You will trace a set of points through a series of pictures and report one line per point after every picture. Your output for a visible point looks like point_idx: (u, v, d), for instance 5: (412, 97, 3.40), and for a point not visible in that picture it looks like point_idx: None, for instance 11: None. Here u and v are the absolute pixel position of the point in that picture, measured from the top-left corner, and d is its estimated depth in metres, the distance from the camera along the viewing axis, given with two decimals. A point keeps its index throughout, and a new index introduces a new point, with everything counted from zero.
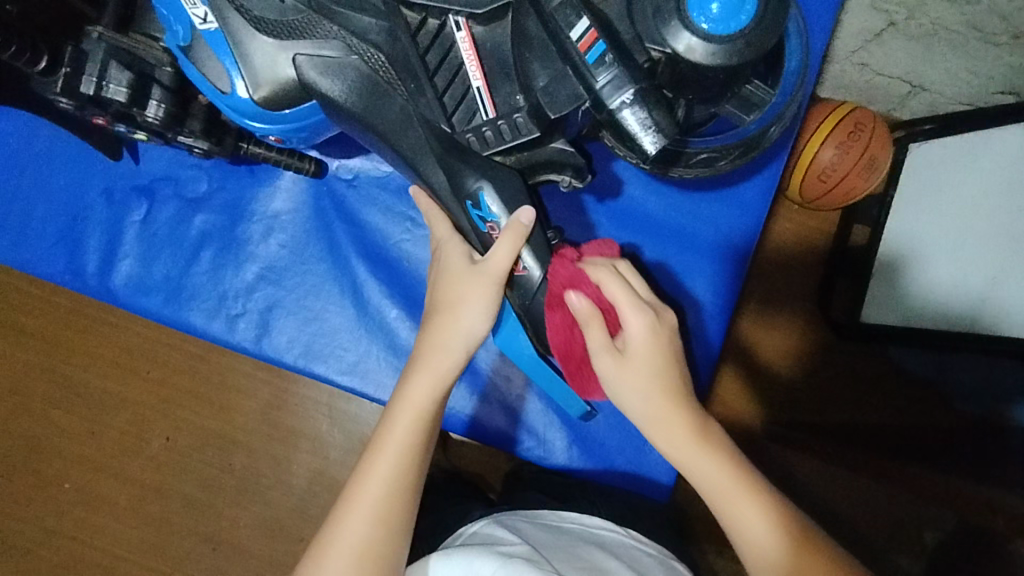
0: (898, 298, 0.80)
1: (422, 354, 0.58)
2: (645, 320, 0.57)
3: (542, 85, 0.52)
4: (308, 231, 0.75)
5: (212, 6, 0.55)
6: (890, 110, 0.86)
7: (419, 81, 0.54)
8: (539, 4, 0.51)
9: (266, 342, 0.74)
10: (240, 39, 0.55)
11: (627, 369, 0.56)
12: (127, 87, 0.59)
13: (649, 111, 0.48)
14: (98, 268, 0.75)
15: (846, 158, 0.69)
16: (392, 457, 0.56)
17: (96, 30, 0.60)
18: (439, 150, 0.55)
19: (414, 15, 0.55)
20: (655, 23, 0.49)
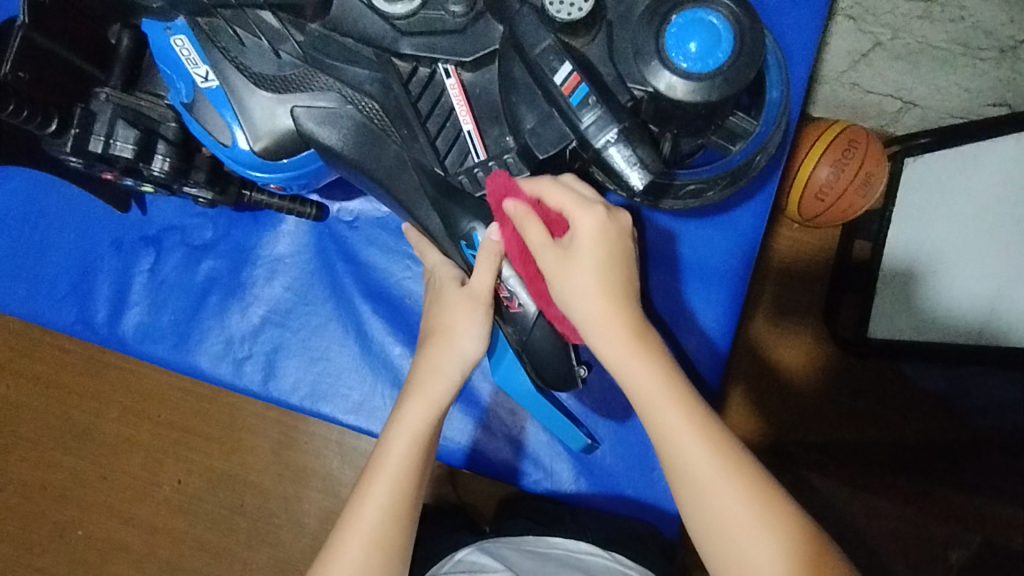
0: (906, 312, 0.80)
1: (418, 382, 0.58)
2: (595, 218, 0.52)
3: (531, 124, 0.53)
4: (311, 272, 0.76)
5: (212, 65, 0.57)
6: (883, 126, 0.88)
7: (411, 127, 0.56)
8: (522, 50, 0.51)
9: (272, 384, 0.75)
10: (240, 94, 0.57)
11: (571, 265, 0.52)
12: (133, 144, 0.62)
13: (634, 149, 0.50)
14: (108, 317, 0.76)
15: (842, 175, 0.74)
16: (388, 480, 0.56)
17: (105, 90, 0.62)
18: (433, 194, 0.58)
19: (405, 66, 0.56)
20: (637, 64, 0.50)
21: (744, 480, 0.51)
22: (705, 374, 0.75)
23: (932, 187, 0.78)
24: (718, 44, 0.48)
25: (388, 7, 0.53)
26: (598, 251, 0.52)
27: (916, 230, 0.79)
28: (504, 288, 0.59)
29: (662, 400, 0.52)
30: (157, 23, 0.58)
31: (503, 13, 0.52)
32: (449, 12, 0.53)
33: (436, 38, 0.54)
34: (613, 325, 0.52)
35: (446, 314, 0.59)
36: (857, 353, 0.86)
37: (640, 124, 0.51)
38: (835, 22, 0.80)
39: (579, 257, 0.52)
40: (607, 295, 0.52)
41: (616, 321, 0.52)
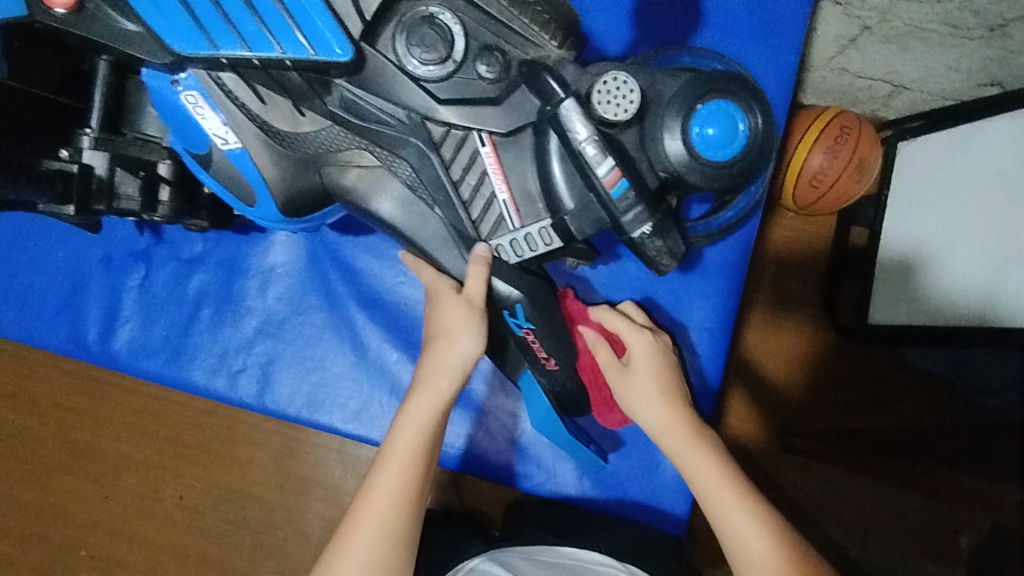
0: (907, 297, 0.79)
1: (422, 379, 0.58)
2: (647, 341, 0.64)
3: (571, 205, 0.55)
4: (305, 281, 0.75)
5: (232, 126, 0.54)
6: (874, 110, 0.85)
7: (447, 195, 0.56)
8: (564, 134, 0.53)
9: (268, 396, 0.74)
10: (263, 155, 0.55)
11: (633, 377, 0.63)
12: (140, 195, 0.56)
13: (664, 239, 0.55)
14: (99, 335, 0.75)
15: (836, 162, 0.74)
16: (395, 474, 0.55)
17: (90, 133, 0.55)
18: (458, 240, 0.58)
19: (437, 128, 0.55)
20: (665, 154, 0.54)
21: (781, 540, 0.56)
22: (702, 373, 0.75)
23: (924, 168, 0.78)
24: (733, 141, 0.53)
25: (423, 72, 0.53)
26: (653, 357, 0.64)
27: (913, 216, 0.78)
28: (533, 335, 0.59)
29: (706, 468, 0.59)
30: (163, 74, 0.53)
31: (545, 93, 0.53)
32: (482, 75, 0.54)
33: (473, 105, 0.54)
34: (668, 412, 0.61)
35: (444, 312, 0.58)
36: (859, 339, 0.86)
37: (666, 209, 0.56)
38: (822, 7, 0.81)
39: (641, 366, 0.63)
40: (661, 388, 0.62)
41: (670, 411, 0.62)
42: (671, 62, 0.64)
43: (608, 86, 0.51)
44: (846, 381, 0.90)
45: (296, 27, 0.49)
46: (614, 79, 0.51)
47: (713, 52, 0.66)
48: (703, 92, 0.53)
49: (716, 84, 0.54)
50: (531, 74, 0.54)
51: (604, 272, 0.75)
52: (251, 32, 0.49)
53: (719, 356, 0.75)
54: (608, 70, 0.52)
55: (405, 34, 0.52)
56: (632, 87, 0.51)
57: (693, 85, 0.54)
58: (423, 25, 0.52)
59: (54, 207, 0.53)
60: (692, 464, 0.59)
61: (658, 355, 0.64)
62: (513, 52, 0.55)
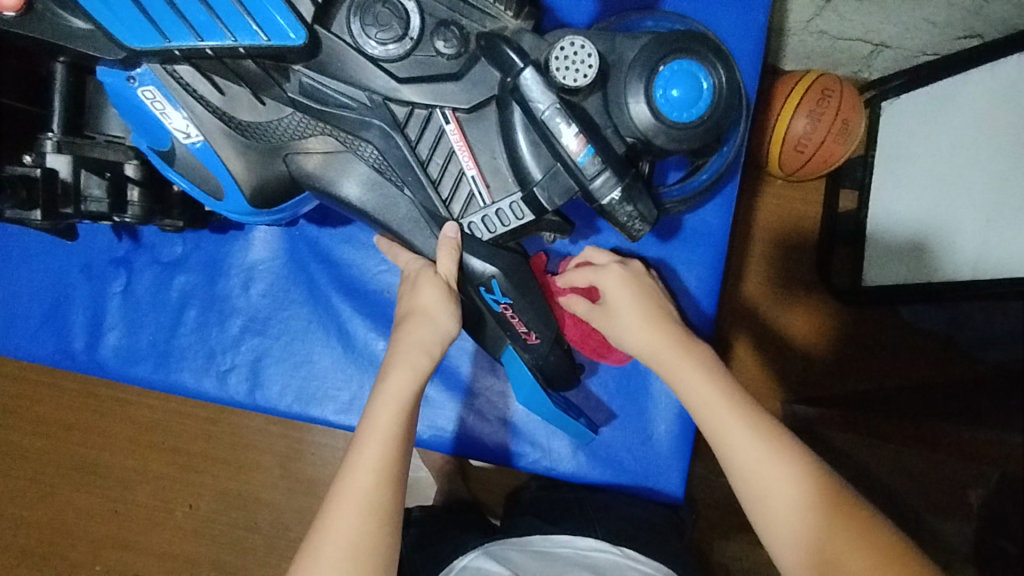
0: (892, 257, 0.79)
1: (400, 351, 0.57)
2: (616, 274, 0.63)
3: (541, 177, 0.55)
4: (287, 275, 0.75)
5: (194, 121, 0.54)
6: (857, 72, 0.87)
7: (415, 175, 0.56)
8: (524, 102, 0.52)
9: (260, 393, 0.74)
10: (226, 147, 0.55)
11: (613, 315, 0.62)
12: (106, 195, 0.56)
13: (635, 204, 0.54)
14: (87, 344, 0.75)
15: (819, 125, 0.74)
16: (377, 445, 0.54)
17: (51, 137, 0.54)
18: (428, 219, 0.58)
19: (400, 109, 0.55)
20: (629, 117, 0.54)
21: (815, 484, 0.50)
22: (694, 341, 0.75)
23: (910, 124, 0.78)
24: (698, 100, 0.52)
25: (381, 52, 0.52)
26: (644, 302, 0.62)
27: (897, 179, 0.79)
28: (512, 310, 0.59)
29: (727, 413, 0.54)
30: (118, 70, 0.53)
31: (503, 64, 0.53)
32: (441, 53, 0.53)
33: (433, 83, 0.54)
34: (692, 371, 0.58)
35: (417, 289, 0.58)
36: (854, 301, 0.86)
37: (636, 173, 0.55)
38: None
39: (625, 308, 0.62)
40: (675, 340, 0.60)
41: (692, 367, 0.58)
42: (633, 27, 0.63)
43: (566, 53, 0.51)
44: (844, 346, 0.90)
45: (246, 13, 0.48)
46: (571, 45, 0.51)
47: (674, 13, 0.65)
48: (665, 52, 0.53)
49: (678, 44, 0.53)
50: (489, 49, 0.53)
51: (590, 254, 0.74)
52: (201, 22, 0.49)
53: (709, 321, 0.75)
54: (565, 37, 0.52)
55: (359, 14, 0.52)
56: (590, 52, 0.51)
57: (653, 45, 0.53)
58: (377, 4, 0.52)
59: (18, 213, 0.53)
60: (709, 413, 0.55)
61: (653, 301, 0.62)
62: (471, 27, 0.54)
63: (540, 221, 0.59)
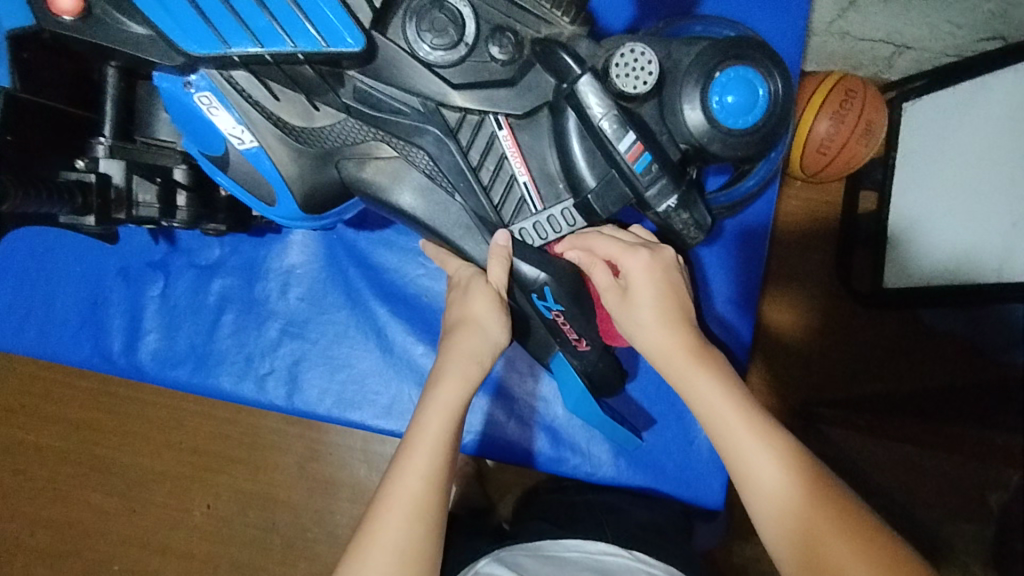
0: (917, 260, 0.78)
1: (448, 360, 0.57)
2: (641, 260, 0.56)
3: (596, 184, 0.54)
4: (324, 280, 0.75)
5: (248, 125, 0.54)
6: (879, 72, 0.85)
7: (467, 181, 0.55)
8: (581, 109, 0.52)
9: (297, 396, 0.74)
10: (278, 152, 0.55)
11: (630, 305, 0.56)
12: (157, 200, 0.55)
13: (690, 212, 0.54)
14: (124, 346, 0.75)
15: (842, 128, 0.73)
16: (427, 453, 0.53)
17: (103, 142, 0.55)
18: (479, 225, 0.57)
19: (453, 114, 0.54)
20: (685, 125, 0.54)
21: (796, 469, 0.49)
22: (731, 345, 0.75)
23: (935, 125, 0.77)
24: (753, 108, 0.52)
25: (435, 57, 0.52)
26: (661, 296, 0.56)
27: (918, 182, 0.78)
28: (564, 317, 0.59)
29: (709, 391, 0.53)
30: (174, 75, 0.52)
31: (558, 68, 0.52)
32: (495, 58, 0.53)
33: (487, 89, 0.54)
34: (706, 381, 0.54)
35: (469, 296, 0.58)
36: (874, 304, 0.86)
37: (690, 180, 0.55)
38: None
39: (642, 298, 0.56)
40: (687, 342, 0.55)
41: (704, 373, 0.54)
42: (683, 31, 0.63)
43: (626, 59, 0.51)
44: (862, 351, 0.90)
45: (307, 19, 0.48)
46: (631, 51, 0.51)
47: (724, 18, 0.64)
48: (721, 58, 0.52)
49: (734, 50, 0.53)
50: (545, 54, 0.53)
51: None
52: (261, 28, 0.48)
53: (747, 326, 0.75)
54: (626, 43, 0.51)
55: (414, 19, 0.51)
56: (649, 58, 0.51)
57: (710, 51, 0.53)
58: (434, 9, 0.51)
59: (73, 218, 0.53)
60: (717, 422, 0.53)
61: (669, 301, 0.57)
62: (525, 32, 0.53)
63: (588, 228, 0.58)
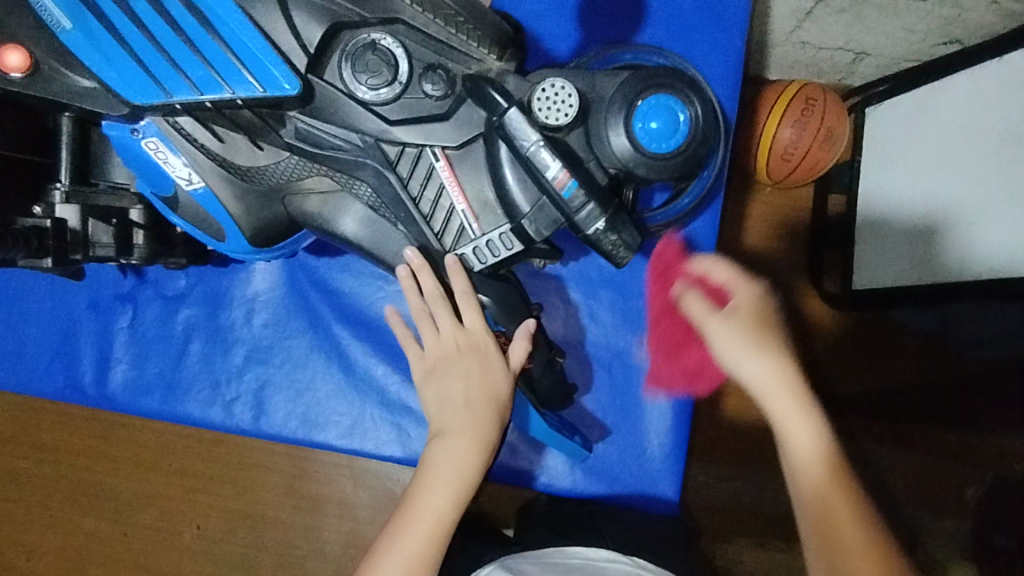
0: (879, 261, 0.80)
1: (460, 431, 0.63)
2: (751, 290, 0.58)
3: (528, 210, 0.57)
4: (288, 306, 0.77)
5: (195, 168, 0.56)
6: (841, 78, 0.91)
7: (407, 211, 0.58)
8: (510, 139, 0.55)
9: (264, 420, 0.77)
10: (223, 189, 0.57)
11: (724, 325, 0.56)
12: (114, 240, 0.58)
13: (618, 233, 0.57)
14: (95, 378, 0.77)
15: (805, 133, 0.76)
16: (426, 519, 0.60)
17: (60, 188, 0.56)
18: (423, 254, 0.60)
19: (392, 149, 0.57)
20: (611, 150, 0.56)
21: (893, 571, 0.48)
22: None
23: (898, 125, 0.79)
24: (674, 133, 0.55)
25: (372, 96, 0.55)
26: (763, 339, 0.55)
27: (884, 176, 0.80)
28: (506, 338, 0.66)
29: (811, 459, 0.52)
30: (122, 123, 0.55)
31: (487, 101, 0.55)
32: (428, 94, 0.56)
33: (423, 123, 0.56)
34: (811, 445, 0.52)
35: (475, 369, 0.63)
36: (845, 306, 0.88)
37: (619, 203, 0.58)
38: None
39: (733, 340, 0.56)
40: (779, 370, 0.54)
41: (818, 447, 0.53)
42: (612, 62, 0.66)
43: (547, 93, 0.53)
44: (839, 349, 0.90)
45: (242, 66, 0.51)
46: (552, 85, 0.53)
47: (652, 45, 0.68)
48: (644, 86, 0.55)
49: (654, 79, 0.56)
50: (475, 90, 0.55)
51: (583, 293, 0.76)
52: (199, 76, 0.51)
53: None
54: (546, 78, 0.54)
55: (349, 62, 0.54)
56: (570, 90, 0.53)
57: (632, 80, 0.55)
58: (366, 51, 0.54)
59: (31, 261, 0.55)
60: (802, 489, 0.52)
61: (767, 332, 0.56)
62: (457, 69, 0.56)
63: (527, 250, 0.61)
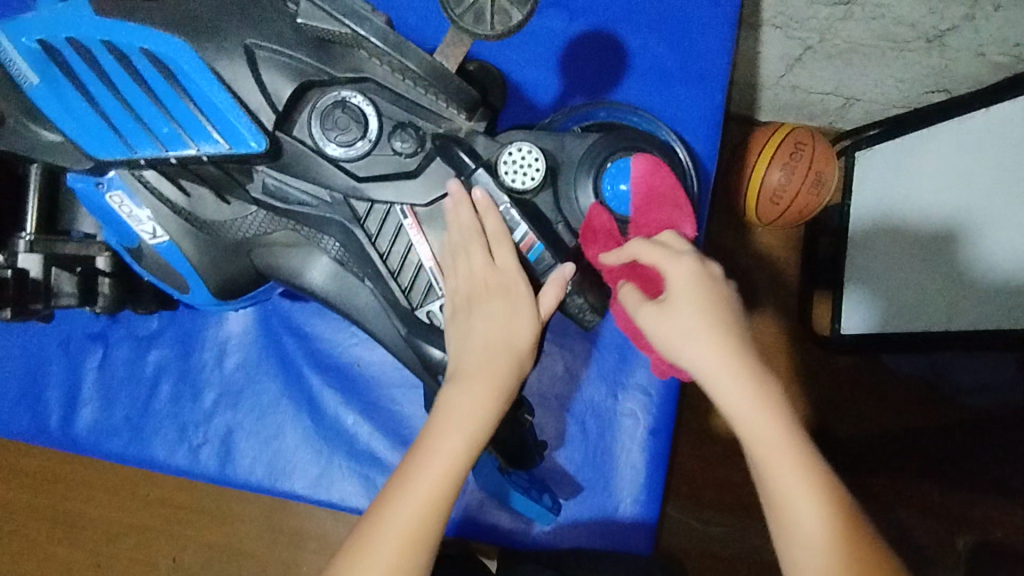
0: (869, 300, 0.80)
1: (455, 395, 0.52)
2: (685, 267, 0.49)
3: None
4: (260, 351, 0.76)
5: (159, 222, 0.57)
6: (833, 121, 0.92)
7: (375, 268, 0.57)
8: (478, 202, 0.54)
9: (229, 467, 0.75)
10: (188, 243, 0.58)
11: (659, 313, 0.49)
12: (77, 290, 0.58)
13: (585, 297, 0.57)
14: (61, 419, 0.76)
15: (794, 176, 0.76)
16: (413, 509, 0.48)
17: (25, 237, 0.57)
18: (392, 309, 0.59)
19: (361, 206, 0.56)
20: (581, 212, 0.55)
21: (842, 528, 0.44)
22: (654, 414, 0.75)
23: (890, 166, 0.79)
24: (643, 199, 0.54)
25: (341, 153, 0.53)
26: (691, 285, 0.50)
27: (874, 215, 0.79)
28: None
29: (755, 413, 0.46)
30: (87, 177, 0.56)
31: (456, 161, 0.54)
32: (398, 150, 0.54)
33: (391, 181, 0.55)
34: (818, 517, 0.44)
35: (479, 328, 0.53)
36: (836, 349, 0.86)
37: (586, 264, 0.58)
38: (764, 32, 0.78)
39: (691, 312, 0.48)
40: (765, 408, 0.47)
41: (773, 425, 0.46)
42: (588, 119, 0.67)
43: (513, 157, 0.53)
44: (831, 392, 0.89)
45: (207, 121, 0.51)
46: (519, 149, 0.53)
47: (627, 104, 0.69)
48: (614, 150, 0.55)
49: (624, 143, 0.55)
50: (445, 150, 0.54)
51: (557, 345, 0.75)
52: (166, 133, 0.52)
53: (673, 390, 0.75)
54: (514, 142, 0.54)
55: (319, 118, 0.53)
56: (537, 155, 0.53)
57: (603, 143, 0.55)
58: (336, 108, 0.53)
59: None
60: (761, 467, 0.46)
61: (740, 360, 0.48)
62: (428, 126, 0.56)
63: None
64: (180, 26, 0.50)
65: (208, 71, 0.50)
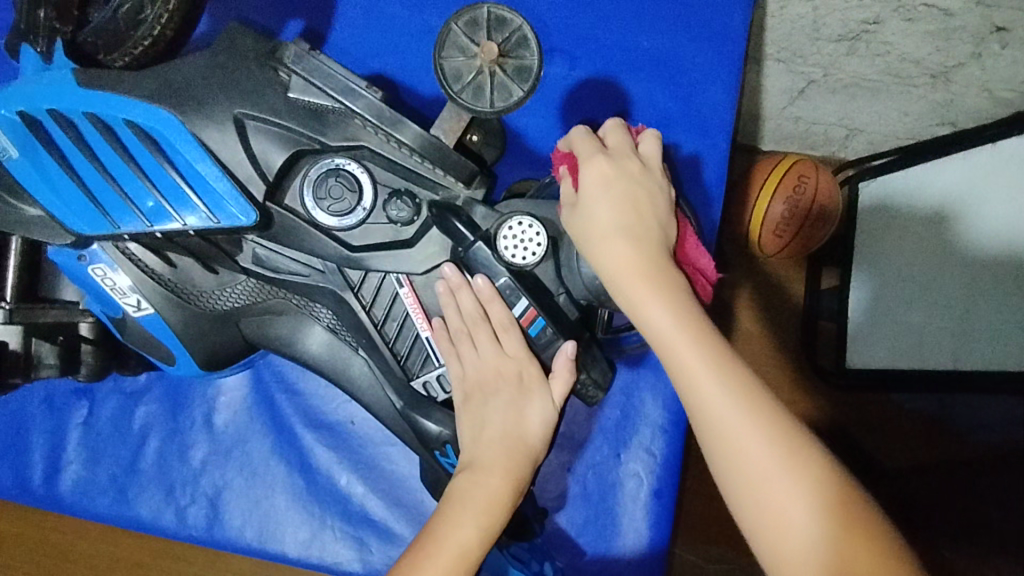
0: (885, 336, 0.80)
1: (460, 494, 0.51)
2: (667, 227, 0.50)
3: None
4: (251, 408, 0.74)
5: (143, 295, 0.56)
6: (833, 152, 0.86)
7: (369, 338, 0.55)
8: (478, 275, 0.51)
9: (218, 527, 0.73)
10: (173, 313, 0.57)
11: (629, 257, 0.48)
12: (59, 360, 0.56)
13: (588, 372, 0.55)
14: (45, 477, 0.74)
15: (796, 210, 0.74)
16: None
17: (4, 306, 0.54)
18: (383, 378, 0.57)
19: (355, 274, 0.54)
20: (584, 285, 0.53)
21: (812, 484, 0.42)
22: (658, 474, 0.72)
23: (901, 195, 0.77)
24: None
25: (334, 222, 0.51)
26: (668, 296, 0.47)
27: (885, 250, 0.78)
28: None
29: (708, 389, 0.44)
30: (69, 250, 0.55)
31: (453, 231, 0.51)
32: (392, 218, 0.51)
33: (384, 250, 0.53)
34: (783, 475, 0.42)
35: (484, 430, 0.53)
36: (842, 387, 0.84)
37: (589, 336, 0.55)
38: (765, 65, 0.75)
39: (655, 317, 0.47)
40: (765, 424, 0.44)
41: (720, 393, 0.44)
42: None
43: (513, 232, 0.51)
44: (837, 430, 0.86)
45: (193, 192, 0.50)
46: (520, 223, 0.51)
47: None
48: None
49: None
50: (440, 219, 0.51)
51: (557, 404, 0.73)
52: (150, 207, 0.50)
53: (679, 453, 0.72)
54: (514, 214, 0.52)
55: (311, 185, 0.51)
56: (538, 229, 0.51)
57: None
58: (329, 177, 0.50)
59: None
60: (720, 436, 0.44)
61: (729, 366, 0.45)
62: (423, 194, 0.52)
63: None
64: (162, 95, 0.49)
65: (194, 141, 0.49)
